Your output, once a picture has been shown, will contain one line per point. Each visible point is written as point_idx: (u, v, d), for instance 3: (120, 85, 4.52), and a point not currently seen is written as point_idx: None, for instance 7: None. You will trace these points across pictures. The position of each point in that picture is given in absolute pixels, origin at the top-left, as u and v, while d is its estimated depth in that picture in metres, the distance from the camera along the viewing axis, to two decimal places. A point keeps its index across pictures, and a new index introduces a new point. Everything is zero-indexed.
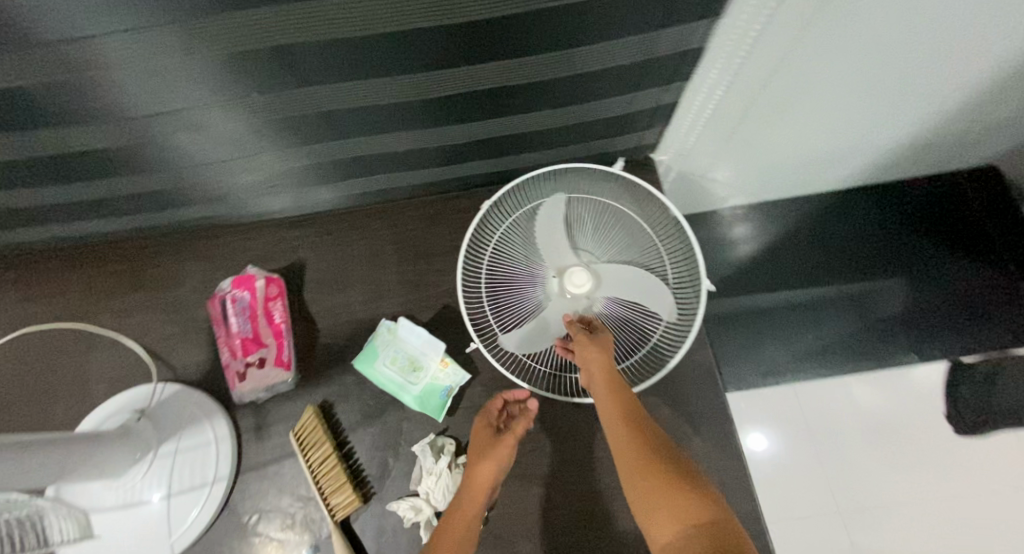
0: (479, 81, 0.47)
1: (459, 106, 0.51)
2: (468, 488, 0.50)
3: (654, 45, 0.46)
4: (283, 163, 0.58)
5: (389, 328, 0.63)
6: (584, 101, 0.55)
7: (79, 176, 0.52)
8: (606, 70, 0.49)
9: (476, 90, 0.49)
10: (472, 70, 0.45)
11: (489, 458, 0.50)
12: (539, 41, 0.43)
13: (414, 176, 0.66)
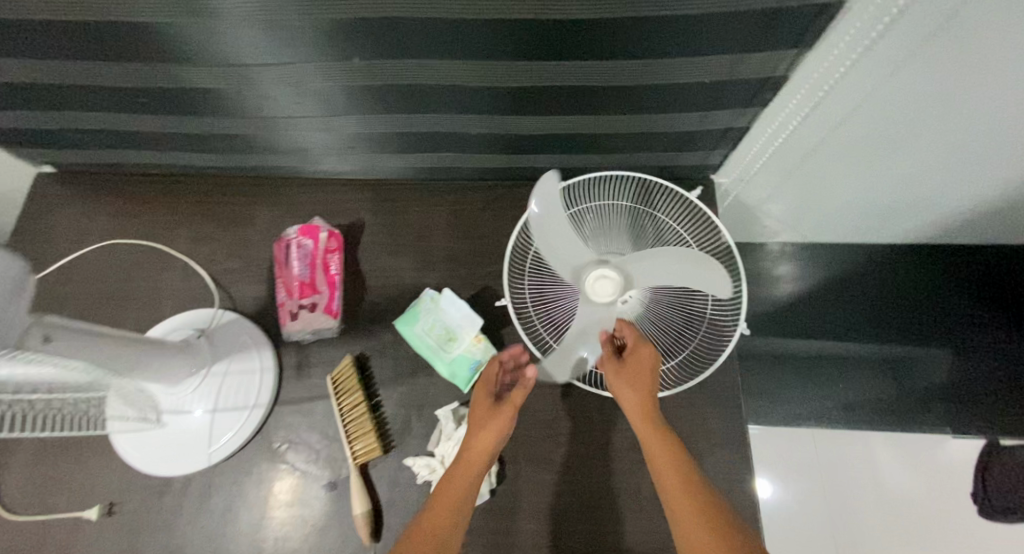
0: (561, 77, 0.50)
1: (536, 99, 0.54)
2: (470, 449, 0.50)
3: (737, 66, 0.47)
4: (364, 128, 0.62)
5: (432, 297, 0.66)
6: (657, 112, 0.57)
7: (187, 111, 0.58)
8: (684, 84, 0.51)
9: (556, 86, 0.51)
10: (556, 65, 0.48)
11: (493, 421, 0.51)
12: (627, 46, 0.45)
13: (478, 160, 0.70)
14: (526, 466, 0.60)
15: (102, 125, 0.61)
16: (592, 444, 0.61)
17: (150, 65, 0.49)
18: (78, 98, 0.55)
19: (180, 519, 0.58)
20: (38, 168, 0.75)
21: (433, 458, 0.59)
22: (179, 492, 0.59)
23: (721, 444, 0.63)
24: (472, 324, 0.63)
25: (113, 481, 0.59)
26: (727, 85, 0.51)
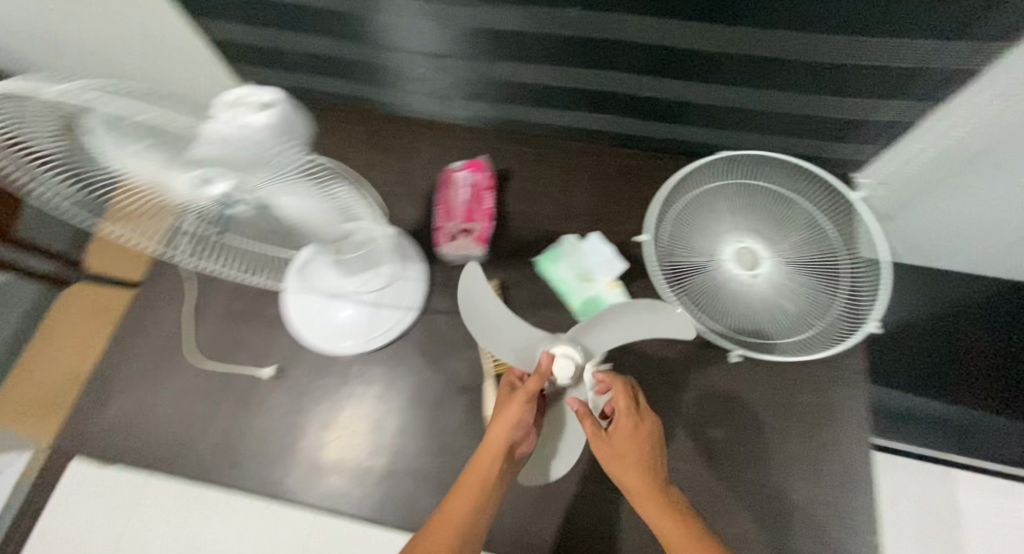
0: (752, 47, 0.55)
1: (717, 66, 0.59)
2: (478, 452, 0.51)
3: (931, 53, 0.51)
4: (543, 78, 0.69)
5: (573, 241, 0.71)
6: (827, 95, 0.60)
7: (401, 43, 0.67)
8: (869, 68, 0.55)
9: (742, 55, 0.56)
10: (754, 34, 0.53)
11: (505, 415, 0.51)
12: (831, 21, 0.49)
13: (630, 123, 0.75)
14: (645, 406, 0.65)
15: (322, 48, 0.72)
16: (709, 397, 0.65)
17: None
18: (319, 20, 0.66)
19: (336, 391, 0.66)
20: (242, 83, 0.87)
21: None
22: (338, 369, 0.68)
23: (838, 421, 0.64)
24: (609, 270, 0.70)
25: (284, 350, 0.68)
26: (910, 73, 0.54)
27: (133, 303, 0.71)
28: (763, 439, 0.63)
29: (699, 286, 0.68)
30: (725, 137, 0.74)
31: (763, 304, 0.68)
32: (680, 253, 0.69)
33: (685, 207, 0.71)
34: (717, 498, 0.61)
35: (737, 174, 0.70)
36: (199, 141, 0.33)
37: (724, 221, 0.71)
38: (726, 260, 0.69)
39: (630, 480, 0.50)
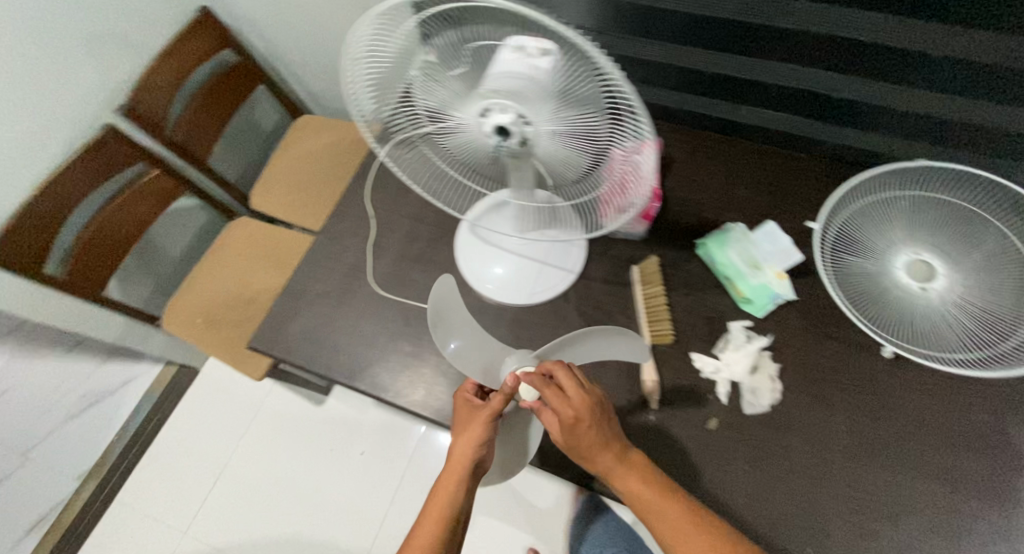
0: (951, 49, 0.57)
1: (923, 68, 0.61)
2: (449, 463, 0.57)
3: None
4: (724, 67, 0.73)
5: (742, 230, 0.71)
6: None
7: (596, 20, 0.73)
8: None
9: (956, 58, 0.58)
10: (958, 36, 0.55)
11: (465, 434, 0.56)
12: None
13: (800, 122, 0.78)
14: (800, 397, 0.64)
15: None
16: (870, 399, 0.63)
17: None
18: None
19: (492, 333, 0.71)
20: None
21: (717, 359, 0.66)
22: (494, 314, 0.73)
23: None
24: (783, 261, 0.69)
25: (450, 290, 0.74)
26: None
27: (320, 228, 0.81)
28: (929, 452, 0.60)
29: (864, 289, 0.68)
30: (902, 142, 0.74)
31: (938, 317, 0.65)
32: (844, 254, 0.70)
33: (857, 207, 0.72)
34: (878, 506, 0.58)
35: (919, 186, 0.69)
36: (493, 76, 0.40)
37: (900, 231, 0.69)
38: (898, 269, 0.68)
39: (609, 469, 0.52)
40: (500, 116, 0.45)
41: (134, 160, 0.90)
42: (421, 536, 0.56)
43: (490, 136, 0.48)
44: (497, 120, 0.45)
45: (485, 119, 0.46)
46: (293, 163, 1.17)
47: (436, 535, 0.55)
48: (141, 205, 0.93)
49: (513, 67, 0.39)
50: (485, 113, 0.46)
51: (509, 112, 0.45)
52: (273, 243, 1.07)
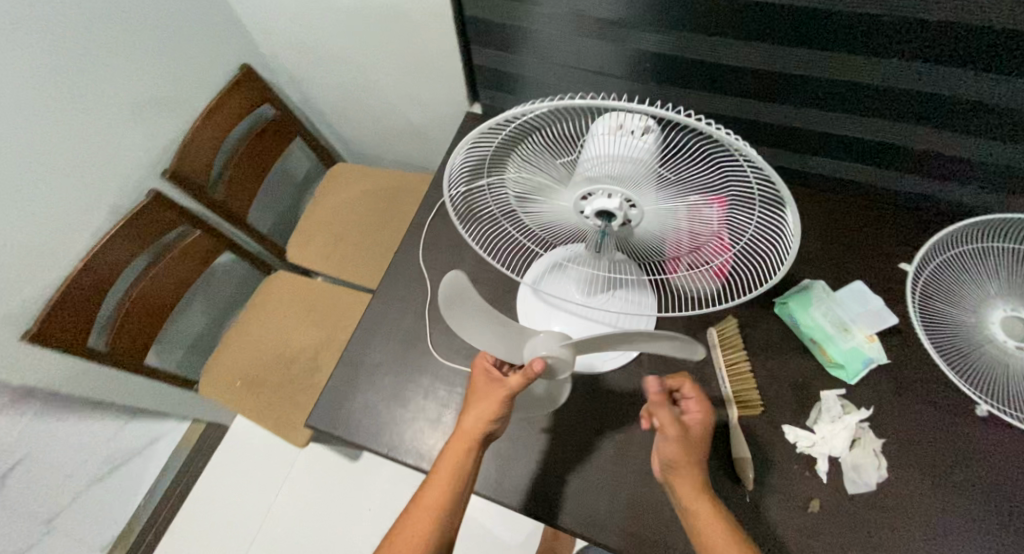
0: None
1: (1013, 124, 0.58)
2: (456, 435, 0.55)
3: None
4: (786, 119, 0.71)
5: (826, 288, 0.67)
6: None
7: (654, 76, 0.71)
8: None
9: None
10: None
11: (480, 407, 0.55)
12: None
13: (874, 173, 0.74)
14: (907, 474, 0.59)
15: (575, 80, 0.78)
16: (985, 477, 0.58)
17: (691, 35, 0.63)
18: (589, 52, 0.72)
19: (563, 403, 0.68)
20: (470, 105, 0.96)
21: (810, 433, 0.62)
22: None
23: None
24: (875, 323, 0.65)
25: None
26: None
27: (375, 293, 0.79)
28: None
29: (957, 349, 0.64)
30: (981, 199, 0.70)
31: None
32: (939, 305, 0.66)
33: (953, 256, 0.68)
34: None
35: (1007, 238, 0.66)
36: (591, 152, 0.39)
37: (989, 285, 0.66)
38: (992, 327, 0.64)
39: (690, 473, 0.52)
40: (606, 202, 0.43)
41: (178, 222, 0.89)
42: (428, 498, 0.53)
43: (591, 222, 0.46)
44: (602, 205, 0.43)
45: (587, 203, 0.44)
46: (330, 215, 1.16)
47: (445, 495, 0.53)
48: (183, 266, 0.92)
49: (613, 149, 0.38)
50: (588, 197, 0.44)
51: (617, 199, 0.42)
52: (317, 300, 1.05)
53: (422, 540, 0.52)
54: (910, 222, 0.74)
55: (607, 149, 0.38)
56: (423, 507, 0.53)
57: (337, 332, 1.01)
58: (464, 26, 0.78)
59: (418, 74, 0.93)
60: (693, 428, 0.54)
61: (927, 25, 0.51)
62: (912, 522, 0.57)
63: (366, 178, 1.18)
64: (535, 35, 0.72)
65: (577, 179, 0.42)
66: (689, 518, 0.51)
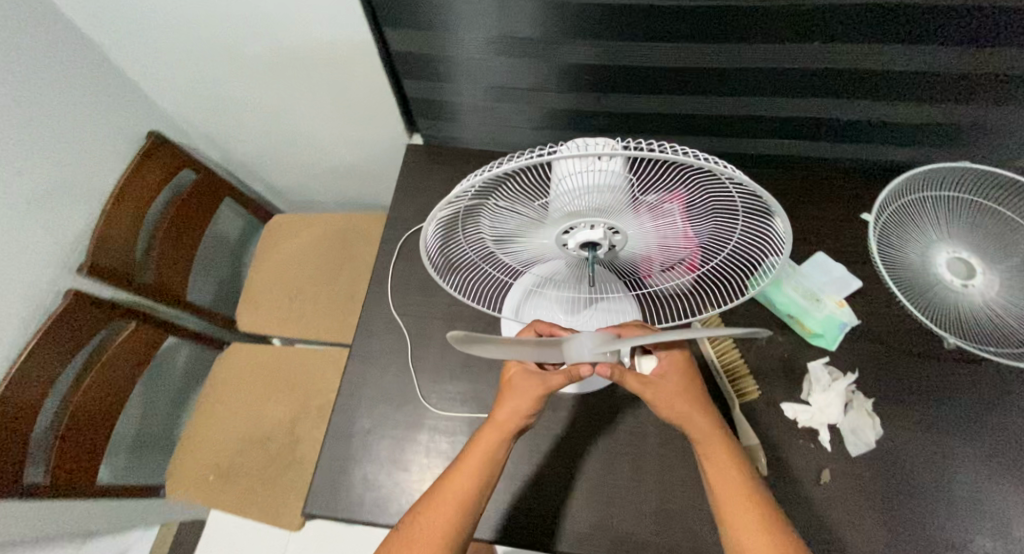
0: (936, 65, 0.60)
1: (926, 85, 0.63)
2: (491, 425, 0.56)
3: None
4: (719, 110, 0.73)
5: (791, 265, 0.71)
6: (1011, 104, 0.64)
7: (587, 86, 0.71)
8: None
9: (954, 73, 0.61)
10: (941, 53, 0.59)
11: (518, 398, 0.55)
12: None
13: (811, 145, 0.78)
14: (897, 424, 0.64)
15: (516, 99, 0.76)
16: (961, 412, 0.64)
17: (628, 41, 0.63)
18: (521, 73, 0.71)
19: (570, 429, 0.67)
20: (409, 136, 0.93)
21: (807, 405, 0.64)
22: (567, 407, 0.68)
23: None
24: (841, 289, 0.71)
25: None
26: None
27: (350, 353, 0.74)
28: (1014, 456, 0.61)
29: (915, 297, 0.68)
30: (898, 153, 0.77)
31: (990, 313, 0.66)
32: (894, 251, 0.70)
33: (902, 203, 0.72)
34: (987, 523, 0.58)
35: (933, 187, 0.71)
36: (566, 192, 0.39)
37: (926, 233, 0.71)
38: (937, 270, 0.69)
39: (699, 433, 0.53)
40: (589, 233, 0.43)
41: (107, 319, 0.80)
42: (456, 485, 0.53)
43: (576, 253, 0.46)
44: (586, 237, 0.43)
45: (569, 235, 0.44)
46: (278, 273, 1.08)
47: (473, 485, 0.53)
48: (122, 367, 0.82)
49: (582, 182, 0.37)
50: (569, 230, 0.44)
51: (599, 228, 0.42)
52: (282, 366, 0.98)
53: (445, 527, 0.51)
54: (841, 187, 0.79)
55: (576, 184, 0.38)
56: (449, 495, 0.52)
57: (312, 397, 0.93)
58: (391, 60, 0.75)
59: (348, 114, 0.89)
60: (667, 374, 0.55)
61: (830, 10, 0.55)
62: (900, 471, 0.61)
63: (309, 226, 1.11)
64: (470, 61, 0.70)
65: (554, 216, 0.42)
66: (703, 458, 0.52)
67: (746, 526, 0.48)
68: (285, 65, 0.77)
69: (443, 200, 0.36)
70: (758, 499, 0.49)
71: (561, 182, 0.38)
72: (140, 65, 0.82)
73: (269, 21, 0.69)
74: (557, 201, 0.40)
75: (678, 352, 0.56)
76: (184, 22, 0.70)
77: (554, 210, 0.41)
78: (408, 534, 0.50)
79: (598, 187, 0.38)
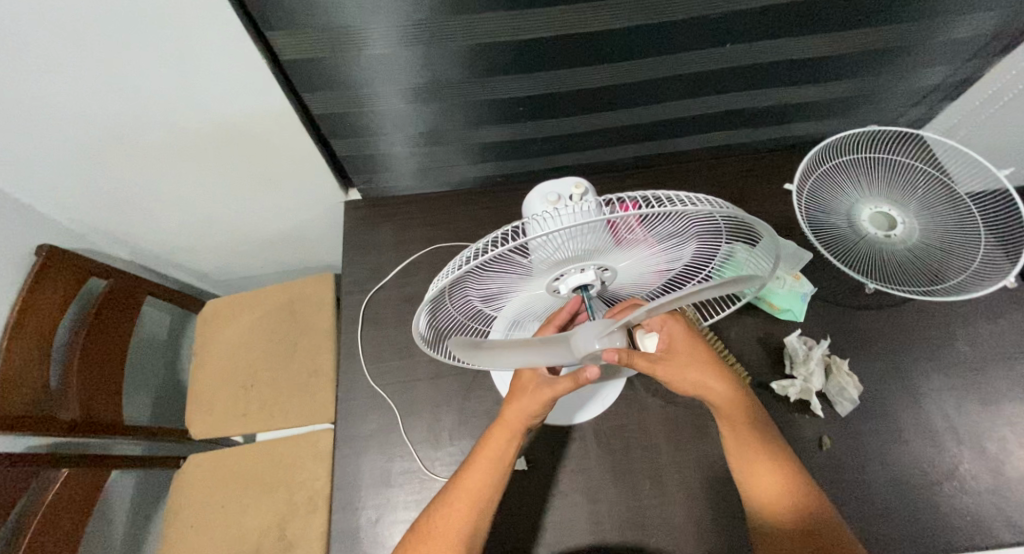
0: (822, 50, 0.66)
1: (817, 68, 0.70)
2: (501, 425, 0.55)
3: (962, 23, 0.65)
4: (644, 119, 0.75)
5: None
6: (888, 73, 0.72)
7: (517, 118, 0.71)
8: (918, 45, 0.68)
9: (841, 54, 0.68)
10: (824, 40, 0.65)
11: (524, 399, 0.54)
12: (895, 11, 0.62)
13: (735, 134, 0.82)
14: (864, 377, 0.69)
15: (453, 141, 0.75)
16: (919, 352, 0.70)
17: (549, 71, 0.63)
18: (448, 116, 0.69)
19: (578, 460, 0.66)
20: (345, 193, 0.88)
21: (793, 379, 0.67)
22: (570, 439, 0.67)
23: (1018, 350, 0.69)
24: (795, 263, 0.75)
25: None
26: (976, 37, 0.67)
27: (336, 439, 0.68)
28: (964, 382, 0.68)
29: (846, 252, 0.76)
30: (805, 130, 0.84)
31: (914, 255, 0.73)
32: (823, 214, 0.78)
33: (828, 167, 0.77)
34: (958, 449, 0.64)
35: (843, 152, 0.77)
36: (546, 254, 0.41)
37: (847, 194, 0.77)
38: (863, 227, 0.76)
39: (719, 397, 0.53)
40: (580, 276, 0.45)
41: (31, 474, 0.69)
42: (469, 485, 0.53)
43: (570, 293, 0.49)
44: (578, 281, 0.45)
45: (561, 280, 0.47)
46: (226, 365, 0.98)
47: (486, 486, 0.53)
48: (62, 522, 0.71)
49: (560, 245, 0.40)
50: (561, 277, 0.46)
51: (589, 270, 0.45)
52: (252, 467, 0.88)
53: (461, 527, 0.51)
54: (764, 169, 0.85)
55: (555, 247, 0.40)
56: (461, 497, 0.52)
57: (295, 494, 0.84)
58: (315, 125, 0.71)
59: (274, 185, 0.83)
60: (672, 345, 0.53)
61: (724, 18, 0.59)
62: (878, 420, 0.66)
63: (251, 306, 1.02)
64: (399, 113, 0.68)
65: (543, 271, 0.44)
66: (723, 420, 0.54)
67: (762, 472, 0.52)
68: (194, 148, 0.70)
69: (435, 292, 0.39)
70: (778, 459, 0.52)
71: (540, 251, 0.40)
72: (15, 177, 0.71)
73: (167, 109, 0.62)
74: (542, 262, 0.42)
75: (674, 319, 0.55)
76: (63, 124, 0.62)
77: (541, 267, 0.44)
78: (425, 533, 0.51)
79: (576, 244, 0.40)
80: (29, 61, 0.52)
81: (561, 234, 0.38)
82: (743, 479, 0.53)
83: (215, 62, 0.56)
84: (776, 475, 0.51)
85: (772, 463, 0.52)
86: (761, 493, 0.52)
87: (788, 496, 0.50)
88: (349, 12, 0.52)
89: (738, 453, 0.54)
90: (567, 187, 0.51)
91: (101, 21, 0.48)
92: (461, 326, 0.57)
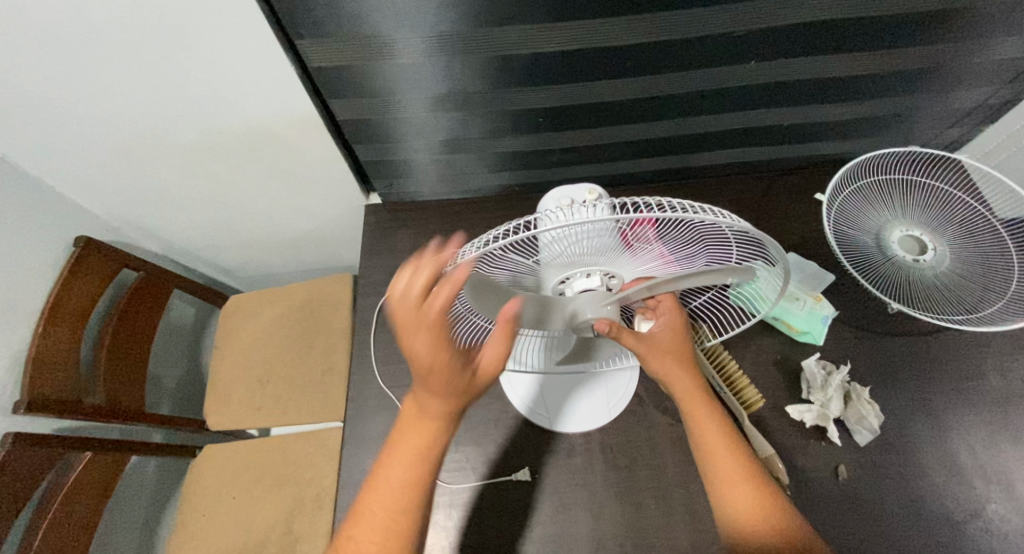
0: (853, 69, 0.65)
1: (846, 88, 0.68)
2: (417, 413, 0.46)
3: (1003, 45, 0.63)
4: (667, 133, 0.75)
5: None
6: (923, 94, 0.70)
7: (539, 128, 0.72)
8: (957, 66, 0.65)
9: (873, 72, 0.66)
10: (855, 57, 0.63)
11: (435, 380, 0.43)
12: (931, 30, 0.60)
13: (760, 150, 0.81)
14: (887, 406, 0.66)
15: (472, 149, 0.76)
16: (947, 383, 0.67)
17: (572, 83, 0.63)
18: (471, 124, 0.70)
19: (586, 474, 0.65)
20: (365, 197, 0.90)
21: (810, 404, 0.65)
22: (579, 453, 0.66)
23: None
24: (815, 284, 0.74)
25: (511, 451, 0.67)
26: (1018, 58, 0.65)
27: (344, 439, 0.69)
28: (995, 416, 0.65)
29: (874, 274, 0.73)
30: (837, 147, 0.81)
31: (948, 280, 0.70)
32: (850, 233, 0.75)
33: (856, 188, 0.75)
34: (986, 489, 0.61)
35: (873, 173, 0.75)
36: (553, 252, 0.42)
37: (876, 215, 0.75)
38: (892, 249, 0.73)
39: (685, 389, 0.52)
40: (586, 281, 0.46)
41: (54, 456, 0.71)
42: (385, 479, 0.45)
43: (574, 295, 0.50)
44: (584, 285, 0.46)
45: (568, 283, 0.48)
46: (245, 359, 1.01)
47: (416, 476, 0.45)
48: (82, 503, 0.74)
49: (569, 245, 0.40)
50: (566, 279, 0.47)
51: (595, 275, 0.46)
52: (265, 462, 0.89)
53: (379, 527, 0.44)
54: (793, 187, 0.83)
55: (563, 247, 0.40)
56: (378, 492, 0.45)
57: (304, 490, 0.85)
58: (339, 129, 0.73)
59: (299, 186, 0.85)
60: (662, 333, 0.53)
61: (749, 35, 0.58)
62: (902, 453, 0.63)
63: (270, 302, 1.04)
64: (423, 121, 0.69)
65: (549, 271, 0.46)
66: (687, 416, 0.52)
67: (730, 478, 0.48)
68: (221, 149, 0.73)
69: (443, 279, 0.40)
70: (746, 463, 0.49)
71: (548, 250, 0.41)
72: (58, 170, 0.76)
73: (201, 112, 0.65)
74: (549, 261, 0.44)
75: (678, 311, 0.54)
76: (103, 121, 0.65)
77: (548, 266, 0.45)
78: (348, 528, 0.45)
79: (584, 248, 0.41)
80: (73, 61, 0.55)
81: (571, 236, 0.38)
82: (712, 484, 0.49)
83: (244, 67, 0.59)
84: (744, 481, 0.48)
85: (740, 467, 0.48)
86: (730, 501, 0.47)
87: (757, 502, 0.46)
88: (375, 21, 0.53)
89: (707, 455, 0.50)
90: (581, 193, 0.53)
91: (142, 27, 0.51)
92: (461, 317, 0.60)
